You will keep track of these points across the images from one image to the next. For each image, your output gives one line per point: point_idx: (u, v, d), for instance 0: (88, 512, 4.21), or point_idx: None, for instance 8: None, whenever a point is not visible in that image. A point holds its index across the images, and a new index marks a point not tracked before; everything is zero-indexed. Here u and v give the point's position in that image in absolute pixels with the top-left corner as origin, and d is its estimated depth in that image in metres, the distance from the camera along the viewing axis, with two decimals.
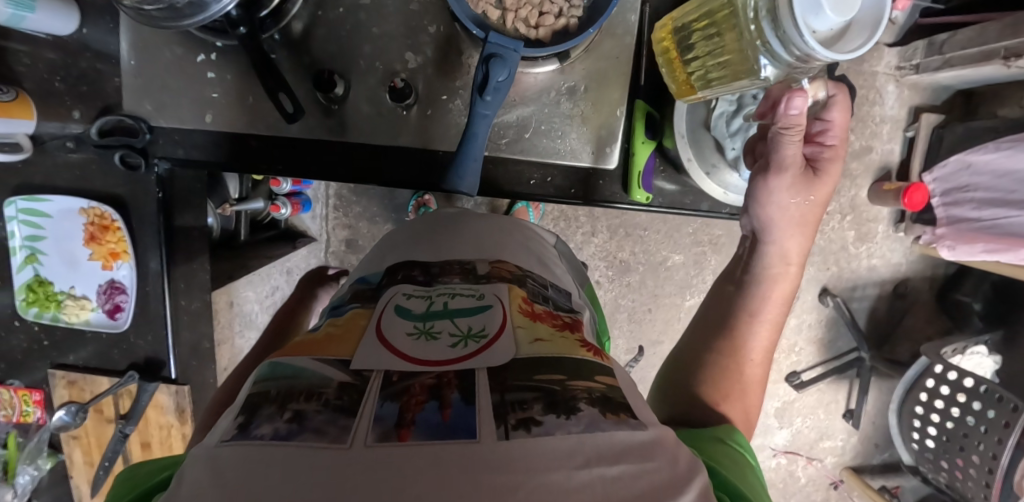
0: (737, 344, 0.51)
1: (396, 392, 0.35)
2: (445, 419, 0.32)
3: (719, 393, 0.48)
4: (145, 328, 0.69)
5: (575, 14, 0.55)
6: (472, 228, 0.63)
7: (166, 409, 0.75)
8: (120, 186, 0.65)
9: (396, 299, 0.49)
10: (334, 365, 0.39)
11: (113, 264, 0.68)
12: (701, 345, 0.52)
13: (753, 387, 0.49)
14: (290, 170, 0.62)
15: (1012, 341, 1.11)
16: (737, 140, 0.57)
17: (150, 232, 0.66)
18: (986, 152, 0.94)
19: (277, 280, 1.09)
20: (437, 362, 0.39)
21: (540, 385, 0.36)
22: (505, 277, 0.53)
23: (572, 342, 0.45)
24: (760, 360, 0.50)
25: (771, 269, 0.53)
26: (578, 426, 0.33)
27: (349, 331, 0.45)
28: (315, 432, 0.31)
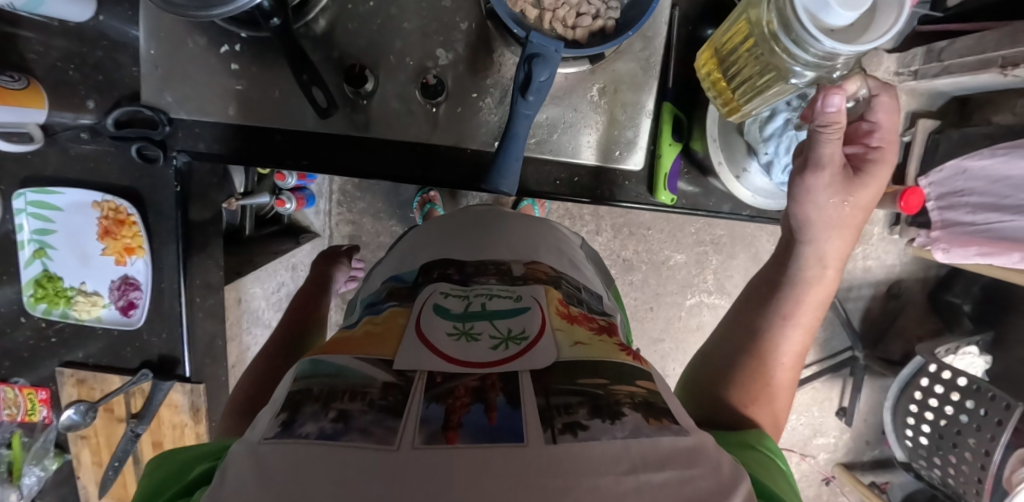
0: (768, 348, 0.50)
1: (441, 393, 0.33)
2: (491, 421, 0.30)
3: (749, 399, 0.48)
4: (159, 325, 0.68)
5: (613, 15, 0.56)
6: (505, 228, 0.61)
7: (179, 409, 0.74)
8: (136, 180, 0.63)
9: (434, 297, 0.47)
10: (377, 363, 0.37)
11: (127, 259, 0.67)
12: (731, 348, 0.52)
13: (783, 390, 0.50)
14: (315, 165, 0.61)
15: (1001, 341, 1.14)
16: (771, 145, 0.56)
17: (166, 227, 0.65)
18: (981, 158, 0.94)
19: (283, 277, 1.06)
20: (476, 363, 0.37)
21: (584, 389, 0.34)
22: (541, 279, 0.50)
23: (612, 346, 0.42)
24: (790, 364, 0.50)
25: (807, 272, 0.51)
26: (623, 432, 0.31)
27: (388, 329, 0.43)
28: (362, 432, 0.29)
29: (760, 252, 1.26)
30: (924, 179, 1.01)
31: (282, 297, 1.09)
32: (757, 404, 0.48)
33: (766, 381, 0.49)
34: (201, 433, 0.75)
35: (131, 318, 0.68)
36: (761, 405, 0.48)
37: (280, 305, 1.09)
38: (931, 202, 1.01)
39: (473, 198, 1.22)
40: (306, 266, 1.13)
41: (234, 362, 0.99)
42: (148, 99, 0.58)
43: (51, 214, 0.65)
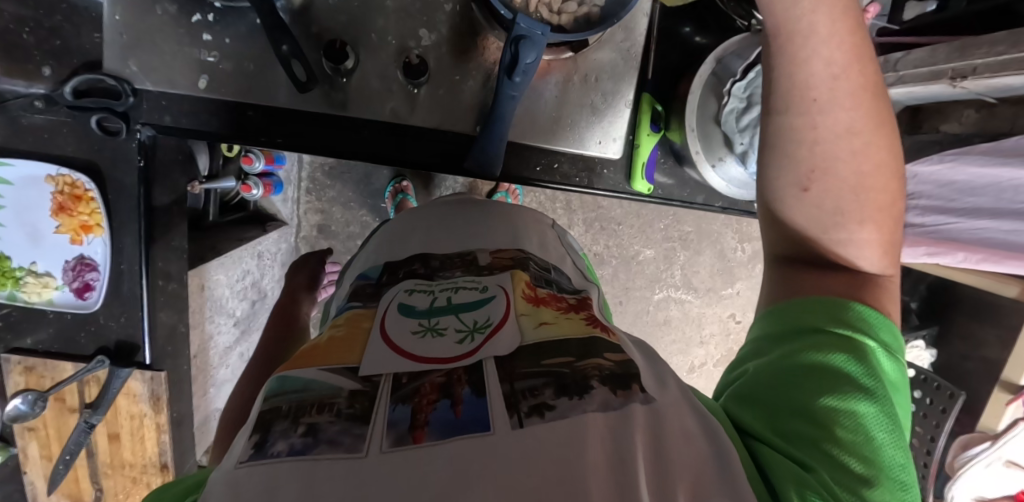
0: (799, 93, 0.39)
1: (406, 393, 0.33)
2: (457, 416, 0.30)
3: (816, 195, 0.41)
4: (118, 309, 0.64)
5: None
6: (479, 221, 0.59)
7: (138, 398, 0.70)
8: (94, 152, 0.59)
9: (398, 297, 0.47)
10: (342, 372, 0.36)
11: (84, 238, 0.62)
12: (772, 171, 0.43)
13: (877, 179, 0.40)
14: (287, 144, 0.59)
15: (945, 335, 1.19)
16: (746, 136, 0.58)
17: (128, 205, 0.61)
18: (930, 163, 0.96)
19: (248, 264, 1.01)
20: (441, 360, 0.36)
21: (551, 370, 0.34)
22: (507, 264, 0.50)
23: (579, 322, 0.42)
24: (841, 70, 0.38)
25: (797, 29, 0.37)
26: (593, 406, 0.31)
27: (353, 334, 0.42)
28: (330, 444, 0.29)
29: (725, 249, 1.31)
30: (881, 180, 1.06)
31: (247, 286, 1.04)
32: (824, 220, 0.41)
33: (826, 190, 0.40)
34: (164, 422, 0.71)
35: (86, 302, 0.64)
36: (838, 219, 0.41)
37: (244, 295, 1.04)
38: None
39: (446, 188, 1.20)
40: (271, 255, 1.08)
41: (196, 353, 0.94)
42: (110, 67, 0.55)
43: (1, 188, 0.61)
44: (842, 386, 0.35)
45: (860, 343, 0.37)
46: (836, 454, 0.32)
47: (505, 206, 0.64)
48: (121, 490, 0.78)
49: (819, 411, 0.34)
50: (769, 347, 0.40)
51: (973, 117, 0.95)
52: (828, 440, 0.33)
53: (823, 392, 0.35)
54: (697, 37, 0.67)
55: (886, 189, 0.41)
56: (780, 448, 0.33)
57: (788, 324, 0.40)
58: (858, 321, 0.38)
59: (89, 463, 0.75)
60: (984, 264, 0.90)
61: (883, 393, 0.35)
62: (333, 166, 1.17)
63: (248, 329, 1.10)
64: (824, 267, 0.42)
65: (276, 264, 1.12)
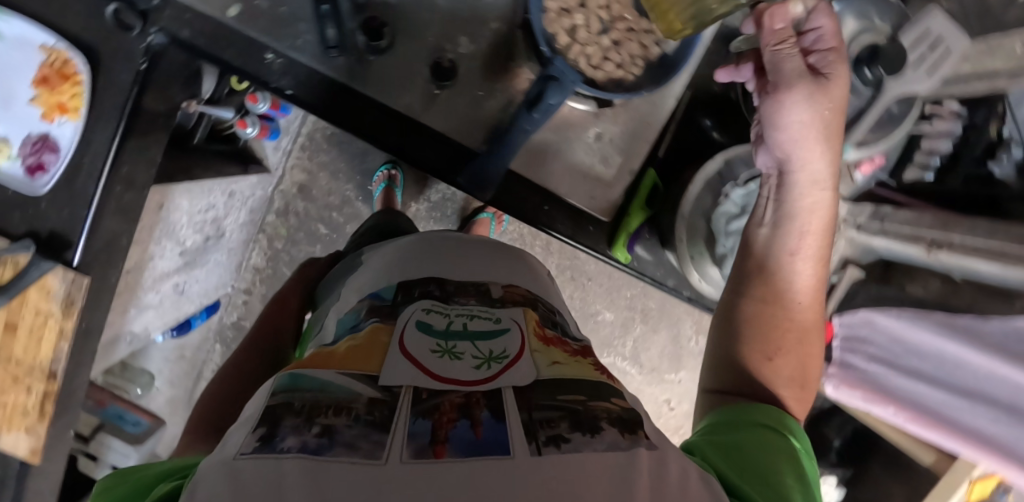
0: (784, 279, 0.51)
1: (427, 408, 0.31)
2: (478, 436, 0.29)
3: (772, 366, 0.49)
4: (64, 200, 0.60)
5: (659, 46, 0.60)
6: (471, 256, 0.59)
7: (48, 296, 0.62)
8: (96, 36, 0.57)
9: (416, 314, 0.46)
10: (364, 379, 0.35)
11: (55, 118, 0.58)
12: (740, 339, 0.51)
13: (812, 369, 0.51)
14: (305, 105, 0.59)
15: (858, 480, 1.21)
16: (730, 240, 0.62)
17: (113, 100, 0.58)
18: (889, 317, 0.98)
19: (215, 199, 0.99)
20: (463, 380, 0.35)
21: (564, 405, 0.34)
22: (519, 300, 0.51)
23: (587, 365, 0.43)
24: (812, 281, 0.52)
25: (803, 232, 0.52)
26: (602, 444, 0.31)
27: (370, 342, 0.41)
28: (348, 447, 0.27)
29: (681, 335, 1.33)
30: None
31: (207, 220, 1.00)
32: (779, 380, 0.49)
33: (785, 359, 0.49)
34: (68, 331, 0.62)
35: (34, 183, 0.59)
36: (789, 384, 0.49)
37: (201, 228, 1.00)
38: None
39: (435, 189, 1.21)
40: (242, 197, 1.07)
41: (130, 267, 0.87)
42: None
43: None
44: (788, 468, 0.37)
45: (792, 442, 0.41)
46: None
47: (500, 246, 0.64)
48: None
49: (780, 476, 0.36)
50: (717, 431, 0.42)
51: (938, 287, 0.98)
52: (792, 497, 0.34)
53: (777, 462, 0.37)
54: (716, 133, 0.69)
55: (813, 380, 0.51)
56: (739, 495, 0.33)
57: (735, 418, 0.43)
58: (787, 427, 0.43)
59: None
60: (910, 424, 0.94)
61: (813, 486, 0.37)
62: (335, 134, 1.21)
63: (193, 262, 1.04)
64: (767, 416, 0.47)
65: (244, 208, 1.11)
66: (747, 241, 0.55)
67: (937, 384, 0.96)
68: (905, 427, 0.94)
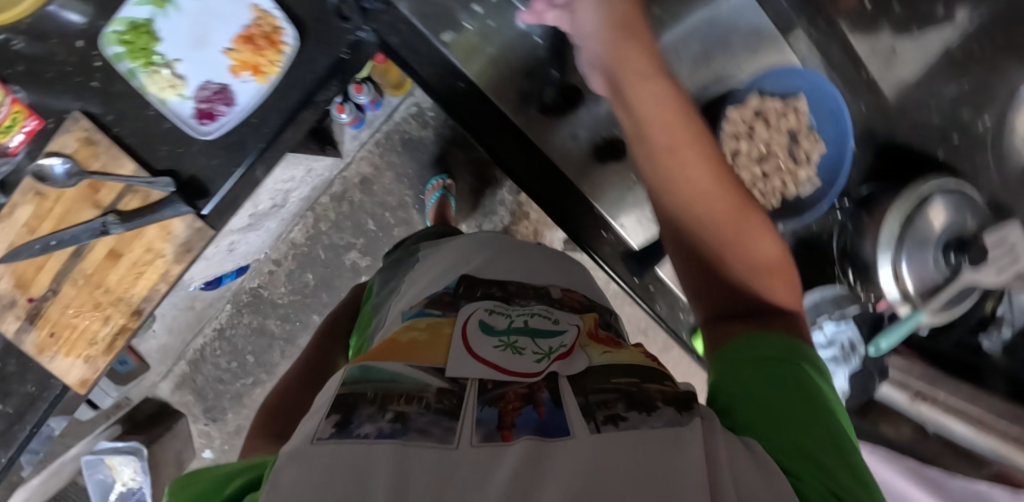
0: (661, 182, 0.47)
1: (493, 397, 0.33)
2: (542, 416, 0.32)
3: (735, 270, 0.47)
4: (219, 151, 0.61)
5: (801, 187, 0.66)
6: (524, 256, 0.63)
7: (169, 238, 0.61)
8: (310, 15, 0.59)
9: (478, 312, 0.47)
10: (431, 371, 0.36)
11: (241, 74, 0.59)
12: (725, 262, 0.47)
13: (775, 259, 0.47)
14: (464, 126, 0.65)
15: None
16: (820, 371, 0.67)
17: (302, 77, 0.61)
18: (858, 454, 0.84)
19: (297, 172, 0.99)
20: (524, 373, 0.36)
21: (620, 386, 0.35)
22: (575, 304, 0.53)
23: (640, 352, 0.44)
24: (712, 179, 0.45)
25: (653, 139, 0.46)
26: (659, 421, 0.32)
27: (435, 336, 0.42)
28: (421, 432, 0.30)
29: None
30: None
31: (282, 190, 0.99)
32: (750, 276, 0.46)
33: (719, 262, 0.47)
34: (173, 276, 0.61)
35: (199, 128, 0.60)
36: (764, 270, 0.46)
37: (275, 196, 0.99)
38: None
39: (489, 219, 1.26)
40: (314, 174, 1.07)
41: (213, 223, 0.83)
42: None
43: None
44: (801, 412, 0.35)
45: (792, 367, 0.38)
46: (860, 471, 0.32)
47: (553, 253, 0.68)
48: (75, 309, 0.62)
49: (800, 430, 0.34)
50: (734, 370, 0.40)
51: None
52: (814, 449, 0.32)
53: (799, 410, 0.35)
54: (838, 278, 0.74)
55: (785, 276, 0.47)
56: (788, 464, 0.31)
57: (746, 352, 0.40)
58: (804, 354, 0.40)
59: (68, 262, 0.61)
60: None
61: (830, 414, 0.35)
62: (410, 139, 1.23)
63: (253, 225, 1.02)
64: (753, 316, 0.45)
65: (310, 185, 1.11)
66: (633, 167, 0.51)
67: None
68: None
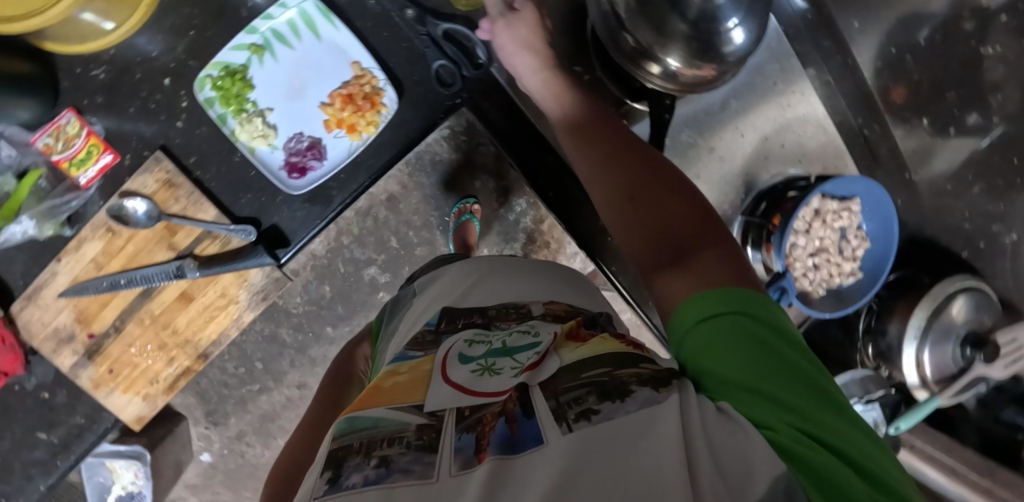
0: (614, 181, 0.43)
1: (468, 423, 0.26)
2: (513, 432, 0.24)
3: (641, 204, 0.40)
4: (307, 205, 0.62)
5: (843, 279, 0.72)
6: (516, 273, 0.49)
7: (245, 286, 0.62)
8: (411, 82, 0.61)
9: (456, 345, 0.38)
10: (407, 409, 0.28)
11: (335, 130, 0.59)
12: (657, 221, 0.38)
13: (678, 183, 0.41)
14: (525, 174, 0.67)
15: None
16: None
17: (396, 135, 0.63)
18: None
19: None
20: (495, 394, 0.29)
21: (594, 378, 0.28)
22: (562, 313, 0.41)
23: (613, 340, 0.34)
24: (639, 159, 0.44)
25: (610, 152, 0.45)
26: (636, 406, 0.25)
27: (416, 374, 0.33)
28: (403, 472, 0.22)
29: None
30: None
31: None
32: (664, 202, 0.39)
33: (642, 198, 0.40)
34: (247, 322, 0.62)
35: (289, 182, 0.59)
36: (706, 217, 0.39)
37: None
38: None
39: None
40: None
41: None
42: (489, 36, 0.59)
43: (305, 33, 0.57)
44: (768, 368, 0.27)
45: (742, 312, 0.30)
46: (853, 452, 0.24)
47: (544, 266, 0.52)
48: (138, 348, 0.61)
49: (766, 391, 0.26)
50: (685, 340, 0.31)
51: None
52: (800, 412, 0.25)
53: (783, 383, 0.27)
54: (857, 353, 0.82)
55: (676, 182, 0.41)
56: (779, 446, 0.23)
57: (699, 316, 0.30)
58: (741, 294, 0.31)
59: (135, 301, 0.60)
60: None
61: (783, 351, 0.28)
62: None
63: None
64: (681, 254, 0.36)
65: None
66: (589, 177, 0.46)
67: None
68: None
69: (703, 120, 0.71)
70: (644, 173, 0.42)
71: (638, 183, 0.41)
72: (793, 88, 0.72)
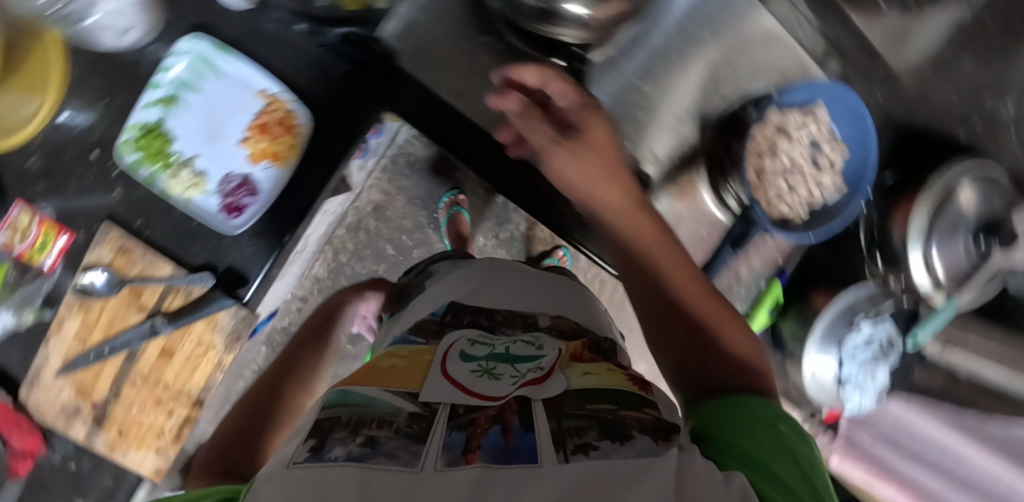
0: (658, 285, 0.49)
1: (461, 422, 0.29)
2: (508, 443, 0.27)
3: (703, 323, 0.47)
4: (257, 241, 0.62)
5: (829, 196, 0.66)
6: (510, 278, 0.57)
7: (217, 330, 0.63)
8: (327, 95, 0.61)
9: (459, 342, 0.43)
10: (403, 394, 0.33)
11: (260, 161, 0.60)
12: (678, 325, 0.47)
13: (682, 277, 0.48)
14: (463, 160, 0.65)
15: None
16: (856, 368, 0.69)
17: (324, 152, 0.62)
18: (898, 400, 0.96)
19: None
20: (492, 397, 0.33)
21: (595, 415, 0.30)
22: (566, 330, 0.48)
23: (620, 377, 0.38)
24: (660, 243, 0.48)
25: (611, 215, 0.49)
26: (631, 454, 0.26)
27: (415, 364, 0.39)
28: (388, 455, 0.24)
29: None
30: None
31: None
32: (716, 324, 0.47)
33: (698, 327, 0.47)
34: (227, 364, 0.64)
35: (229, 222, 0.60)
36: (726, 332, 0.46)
37: None
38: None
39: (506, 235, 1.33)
40: None
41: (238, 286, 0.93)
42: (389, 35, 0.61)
43: (206, 74, 0.58)
44: None
45: (796, 450, 0.32)
46: None
47: (528, 273, 0.59)
48: (138, 407, 0.65)
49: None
50: (715, 446, 0.33)
51: None
52: None
53: (790, 480, 0.29)
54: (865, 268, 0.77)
55: (700, 295, 0.48)
56: None
57: (727, 435, 0.34)
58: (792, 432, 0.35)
59: (124, 366, 0.63)
60: None
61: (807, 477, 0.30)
62: None
63: None
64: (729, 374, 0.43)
65: None
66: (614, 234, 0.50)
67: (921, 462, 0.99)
68: None
69: (637, 62, 0.67)
70: (686, 305, 0.48)
71: (646, 272, 0.49)
72: (720, 6, 0.68)
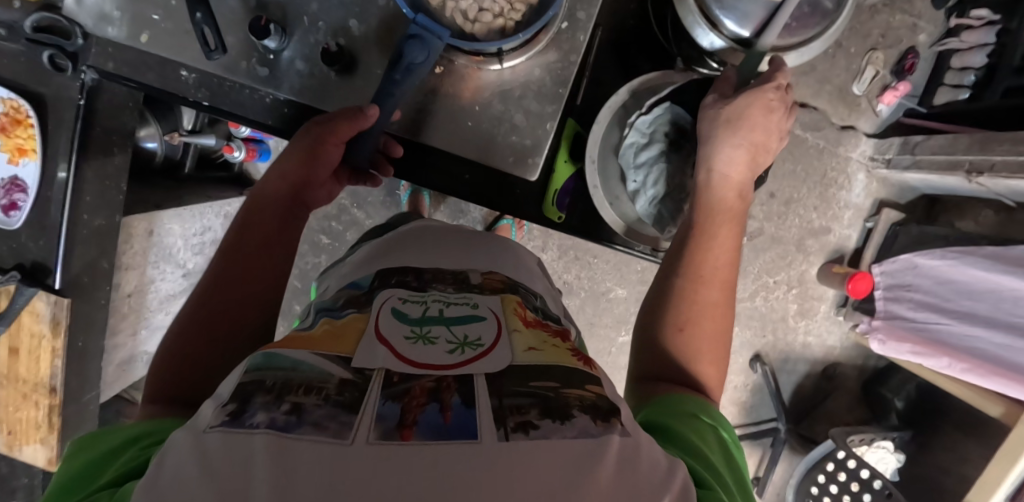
0: (687, 319, 0.57)
1: (397, 392, 0.31)
2: (446, 420, 0.29)
3: (681, 338, 0.56)
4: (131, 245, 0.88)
5: (514, 17, 0.64)
6: (439, 234, 0.59)
7: (39, 317, 0.81)
8: (42, 87, 0.72)
9: (390, 302, 0.44)
10: (335, 359, 0.35)
11: (19, 160, 0.75)
12: (662, 318, 0.58)
13: (725, 274, 0.60)
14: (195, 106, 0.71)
15: (922, 444, 1.35)
16: (638, 173, 0.67)
17: (65, 136, 0.74)
18: (932, 258, 1.22)
19: (209, 221, 1.14)
20: (432, 364, 0.35)
21: (536, 391, 0.33)
22: (495, 287, 0.48)
23: (564, 353, 0.40)
24: (714, 312, 0.58)
25: (714, 273, 0.59)
26: (572, 433, 0.30)
27: (346, 327, 0.40)
28: (315, 426, 0.28)
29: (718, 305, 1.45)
30: (881, 265, 1.34)
31: (205, 242, 1.17)
32: (695, 348, 0.56)
33: (688, 337, 0.56)
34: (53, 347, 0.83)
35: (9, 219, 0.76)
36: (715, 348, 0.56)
37: (201, 250, 1.16)
38: (880, 290, 1.33)
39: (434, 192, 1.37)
40: None
41: (129, 293, 1.05)
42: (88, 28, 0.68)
43: None
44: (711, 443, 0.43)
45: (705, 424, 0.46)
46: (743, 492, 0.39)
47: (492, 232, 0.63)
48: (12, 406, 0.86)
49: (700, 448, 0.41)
50: (653, 420, 0.46)
51: (989, 220, 1.29)
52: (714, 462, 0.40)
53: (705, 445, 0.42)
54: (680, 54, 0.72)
55: (722, 289, 0.59)
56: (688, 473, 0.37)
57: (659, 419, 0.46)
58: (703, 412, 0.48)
59: None
60: (967, 373, 1.09)
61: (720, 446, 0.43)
62: None
63: None
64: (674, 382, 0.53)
65: None
66: (696, 247, 0.60)
67: (994, 325, 1.10)
68: (962, 375, 1.09)
69: None
70: (721, 308, 0.58)
71: (716, 342, 0.57)
72: None
